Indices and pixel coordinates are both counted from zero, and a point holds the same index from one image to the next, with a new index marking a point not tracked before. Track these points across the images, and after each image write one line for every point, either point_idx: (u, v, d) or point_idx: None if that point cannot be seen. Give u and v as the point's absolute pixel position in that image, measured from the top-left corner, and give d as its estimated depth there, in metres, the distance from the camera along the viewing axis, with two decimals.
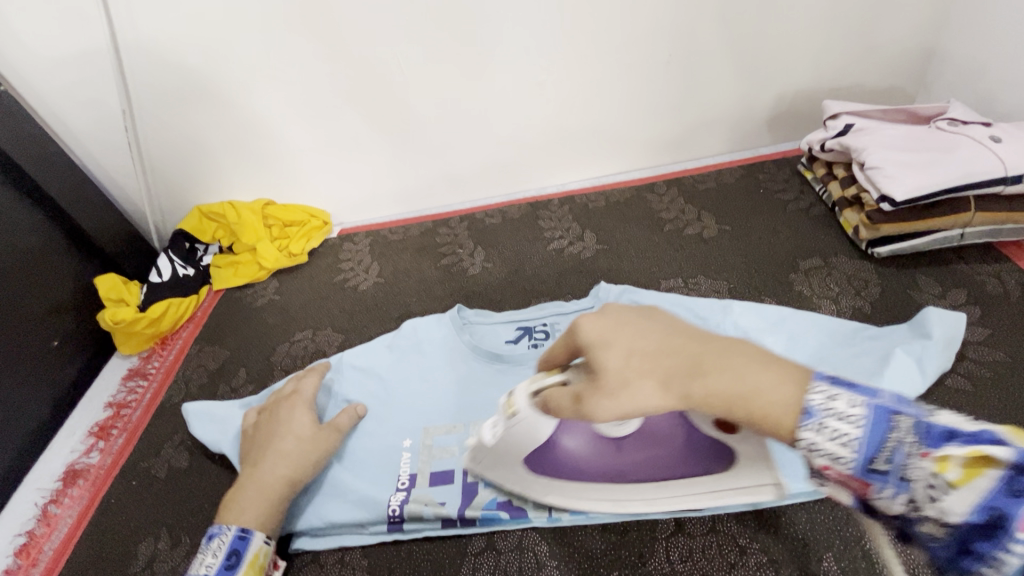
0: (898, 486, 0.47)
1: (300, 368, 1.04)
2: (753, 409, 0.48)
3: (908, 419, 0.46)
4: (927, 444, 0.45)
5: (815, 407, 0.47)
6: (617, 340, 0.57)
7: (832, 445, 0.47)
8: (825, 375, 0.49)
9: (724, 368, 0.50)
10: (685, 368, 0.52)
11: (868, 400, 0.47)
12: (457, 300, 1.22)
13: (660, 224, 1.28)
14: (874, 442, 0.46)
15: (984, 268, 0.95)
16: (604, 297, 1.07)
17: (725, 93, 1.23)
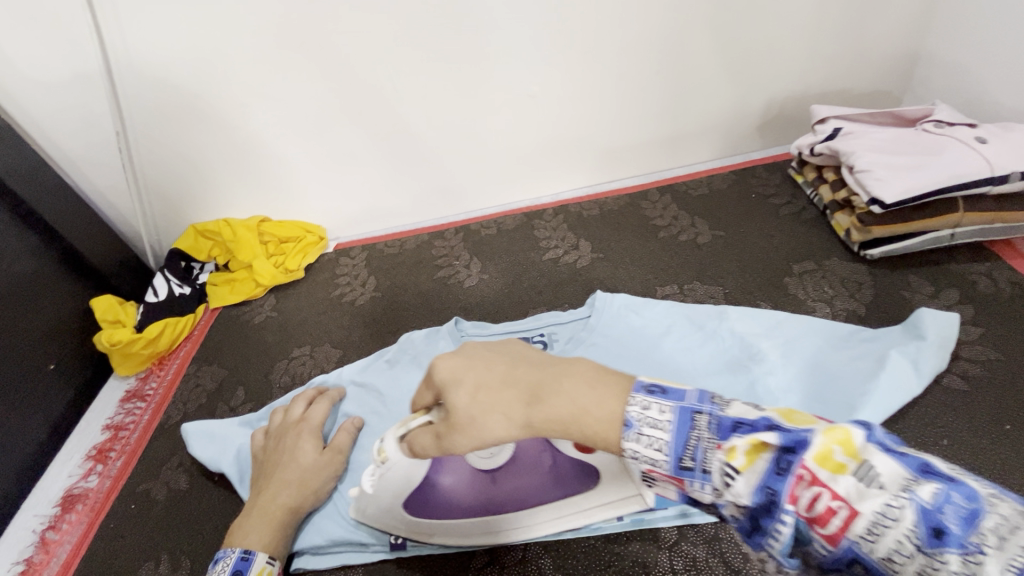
0: (701, 479, 0.37)
1: (171, 406, 0.90)
2: (589, 436, 0.40)
3: (699, 416, 0.38)
4: (715, 436, 0.36)
5: (632, 419, 0.39)
6: (466, 377, 0.46)
7: (638, 450, 0.39)
8: (641, 384, 0.40)
9: (559, 392, 0.42)
10: (527, 397, 0.43)
11: (667, 401, 0.39)
12: (359, 319, 0.97)
13: (616, 209, 1.05)
14: (671, 440, 0.38)
15: (946, 262, 0.79)
16: (525, 308, 0.92)
17: (673, 83, 1.00)
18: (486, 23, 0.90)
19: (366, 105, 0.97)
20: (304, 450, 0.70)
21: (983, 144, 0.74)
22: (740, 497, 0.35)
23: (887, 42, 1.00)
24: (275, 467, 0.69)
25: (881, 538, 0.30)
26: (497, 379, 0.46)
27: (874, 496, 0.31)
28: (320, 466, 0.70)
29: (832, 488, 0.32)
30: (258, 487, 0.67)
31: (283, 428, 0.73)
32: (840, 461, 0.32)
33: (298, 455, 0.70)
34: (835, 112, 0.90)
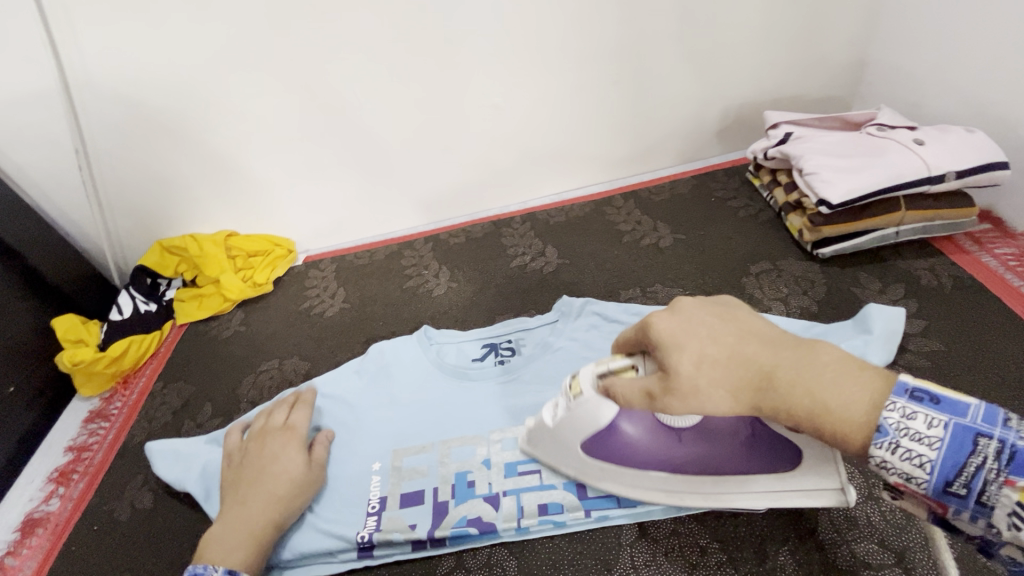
0: (969, 507, 0.36)
1: (136, 425, 0.89)
2: (815, 422, 0.41)
3: (988, 441, 0.35)
4: (1009, 470, 0.34)
5: (887, 424, 0.38)
6: (689, 342, 0.46)
7: (895, 461, 0.38)
8: (904, 388, 0.39)
9: (797, 381, 0.41)
10: (772, 376, 0.43)
11: (940, 413, 0.37)
12: (329, 330, 0.98)
13: (582, 215, 1.07)
14: (944, 461, 0.36)
15: (892, 259, 0.83)
16: (493, 315, 0.94)
17: (632, 93, 1.03)
18: (447, 37, 0.91)
19: (331, 119, 0.98)
20: (289, 459, 0.70)
21: (920, 145, 0.78)
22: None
23: (834, 50, 1.04)
24: (254, 480, 0.67)
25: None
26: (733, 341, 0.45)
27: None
28: (305, 477, 0.69)
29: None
30: (237, 499, 0.66)
31: (263, 435, 0.73)
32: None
33: (286, 465, 0.69)
34: (786, 117, 0.93)
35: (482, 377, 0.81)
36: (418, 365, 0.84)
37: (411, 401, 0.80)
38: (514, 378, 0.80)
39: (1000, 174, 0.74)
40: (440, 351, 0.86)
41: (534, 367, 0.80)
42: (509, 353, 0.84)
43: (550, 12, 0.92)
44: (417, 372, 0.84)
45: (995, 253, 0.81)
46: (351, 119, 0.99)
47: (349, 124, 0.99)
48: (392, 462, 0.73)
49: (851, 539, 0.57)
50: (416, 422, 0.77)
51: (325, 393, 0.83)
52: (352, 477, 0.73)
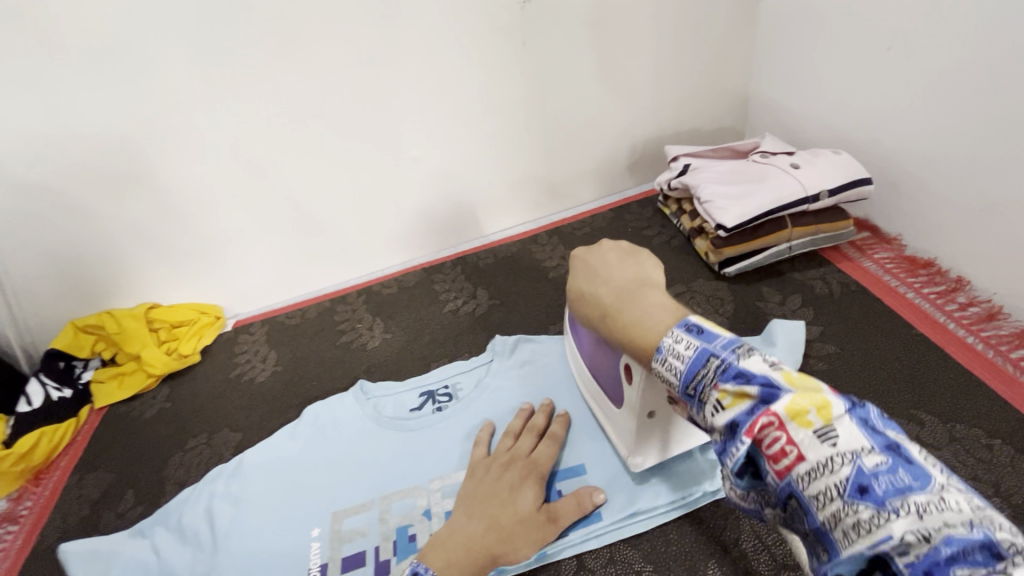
0: (695, 406, 0.43)
1: (49, 524, 0.82)
2: (630, 338, 0.50)
3: (714, 360, 0.41)
4: (717, 378, 0.40)
5: (664, 346, 0.45)
6: (586, 275, 0.61)
7: (662, 370, 0.44)
8: (686, 322, 0.45)
9: (628, 308, 0.52)
10: (613, 304, 0.54)
11: (699, 341, 0.43)
12: (261, 396, 0.95)
13: (509, 256, 1.11)
14: (686, 372, 0.42)
15: (790, 272, 0.90)
16: (428, 362, 0.94)
17: (545, 138, 1.10)
18: (361, 99, 0.96)
19: (250, 184, 0.99)
20: (525, 496, 0.62)
21: (796, 169, 0.87)
22: (718, 425, 0.40)
23: (721, 87, 1.15)
24: (480, 502, 0.61)
25: (826, 481, 0.35)
26: (606, 280, 0.58)
27: (822, 448, 0.36)
28: (532, 517, 0.61)
29: (791, 434, 0.37)
30: (463, 511, 0.61)
31: (510, 459, 0.67)
32: (809, 417, 0.37)
33: (518, 501, 0.62)
34: (683, 151, 1.01)
35: (419, 428, 0.80)
36: (353, 423, 0.83)
37: (346, 460, 0.78)
38: (450, 426, 0.80)
39: (865, 188, 0.84)
40: (376, 405, 0.85)
41: (472, 410, 0.81)
42: (447, 399, 0.84)
43: (457, 70, 0.98)
44: (352, 430, 0.82)
45: (874, 258, 0.90)
46: (273, 181, 1.00)
47: (269, 187, 1.00)
48: (331, 525, 0.71)
49: (771, 543, 0.60)
50: (354, 482, 0.75)
51: (258, 464, 0.80)
52: (289, 548, 0.70)
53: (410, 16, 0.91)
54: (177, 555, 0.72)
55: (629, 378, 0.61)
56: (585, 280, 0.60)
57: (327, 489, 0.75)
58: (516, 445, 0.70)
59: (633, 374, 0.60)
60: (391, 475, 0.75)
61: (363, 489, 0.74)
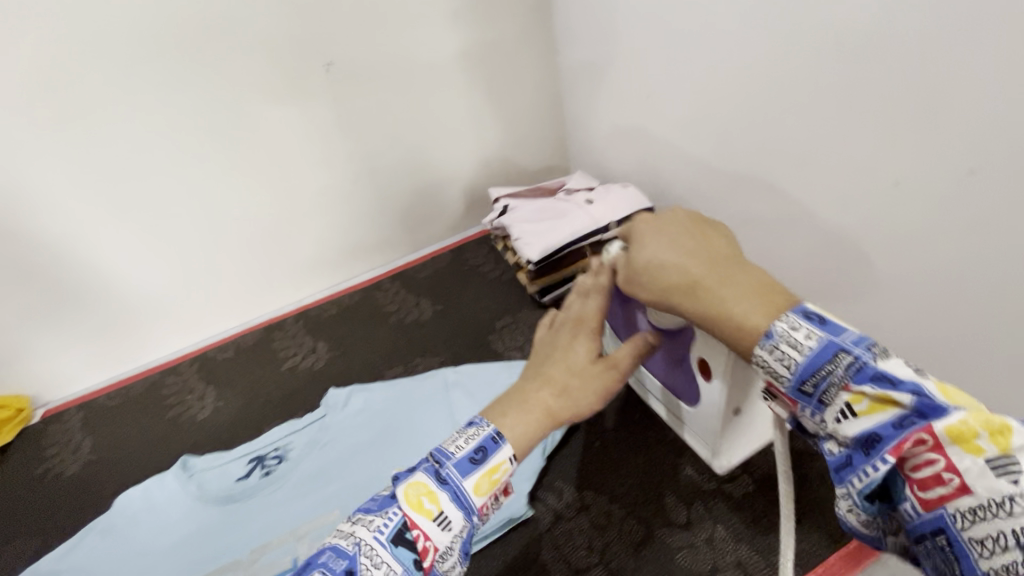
0: (813, 407, 0.41)
1: None
2: (726, 316, 0.45)
3: (844, 356, 0.39)
4: (849, 377, 0.38)
5: (775, 330, 0.42)
6: (657, 240, 0.53)
7: (768, 360, 0.42)
8: (802, 309, 0.42)
9: (721, 287, 0.47)
10: (704, 276, 0.48)
11: (822, 331, 0.40)
12: (68, 491, 0.86)
13: (353, 304, 1.12)
14: (805, 365, 0.40)
15: None
16: (261, 426, 0.91)
17: (375, 188, 1.13)
18: (166, 163, 0.94)
19: (47, 262, 0.94)
20: (579, 347, 0.56)
21: (590, 205, 0.97)
22: (846, 435, 0.38)
23: (543, 129, 1.27)
24: (537, 364, 0.56)
25: (980, 518, 0.33)
26: (687, 245, 0.51)
27: (999, 485, 0.33)
28: (583, 372, 0.54)
29: (952, 460, 0.34)
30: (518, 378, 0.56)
31: (559, 321, 0.59)
32: (978, 442, 0.34)
33: (573, 352, 0.55)
34: (504, 193, 1.10)
35: (246, 499, 0.77)
36: (170, 504, 0.78)
37: (158, 549, 0.73)
38: (279, 492, 0.77)
39: None
40: (201, 482, 0.80)
41: (301, 470, 0.80)
42: (277, 462, 0.81)
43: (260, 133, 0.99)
44: (169, 514, 0.77)
45: None
46: (71, 256, 0.95)
47: (72, 262, 0.95)
48: None
49: (567, 550, 0.64)
50: (165, 568, 0.71)
51: (56, 568, 0.73)
52: None
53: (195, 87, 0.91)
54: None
55: (707, 377, 0.60)
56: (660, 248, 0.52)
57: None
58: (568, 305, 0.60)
59: (715, 372, 0.58)
60: (208, 557, 0.72)
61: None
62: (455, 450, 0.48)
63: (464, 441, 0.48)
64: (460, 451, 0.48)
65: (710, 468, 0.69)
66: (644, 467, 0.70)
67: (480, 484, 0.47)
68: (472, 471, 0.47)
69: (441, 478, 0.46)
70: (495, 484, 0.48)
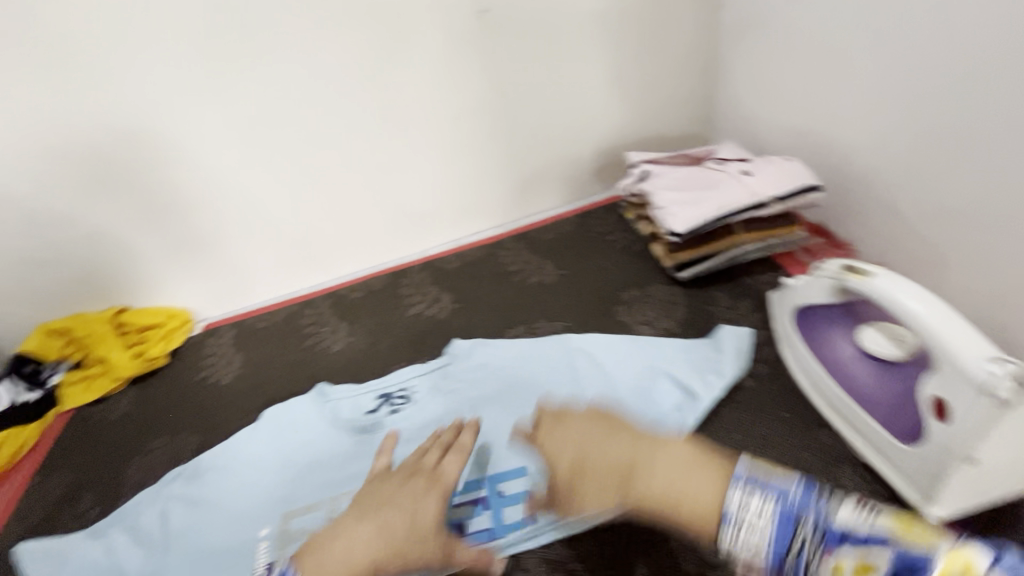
0: None
1: (10, 523, 0.84)
2: (682, 510, 0.50)
3: (803, 524, 0.44)
4: (820, 543, 0.43)
5: (729, 510, 0.47)
6: (588, 442, 0.59)
7: (733, 540, 0.47)
8: (739, 472, 0.49)
9: (653, 475, 0.53)
10: (630, 464, 0.54)
11: (773, 502, 0.46)
12: (222, 399, 0.96)
13: (475, 260, 1.13)
14: (772, 541, 0.45)
15: (744, 276, 0.91)
16: (388, 365, 0.95)
17: (509, 143, 1.12)
18: (323, 106, 0.99)
19: (217, 190, 1.02)
20: (426, 507, 0.60)
21: (747, 177, 0.88)
22: None
23: (693, 92, 1.18)
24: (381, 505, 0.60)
25: None
26: (608, 441, 0.58)
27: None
28: (410, 532, 0.57)
29: None
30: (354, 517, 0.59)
31: (412, 472, 0.64)
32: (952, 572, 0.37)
33: (420, 513, 0.59)
34: (643, 157, 1.03)
35: (373, 431, 0.81)
36: (307, 425, 0.84)
37: (297, 462, 0.80)
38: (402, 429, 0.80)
39: (812, 195, 0.86)
40: (335, 408, 0.86)
41: (425, 414, 0.82)
42: (402, 402, 0.85)
43: (412, 77, 1.00)
44: (308, 433, 0.83)
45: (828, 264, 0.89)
46: (238, 186, 1.03)
47: (238, 194, 1.04)
48: (280, 525, 0.72)
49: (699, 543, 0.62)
50: (303, 482, 0.77)
51: (215, 464, 0.81)
52: (237, 547, 0.71)
53: (363, 27, 0.94)
54: (129, 552, 0.73)
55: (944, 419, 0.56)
56: (590, 443, 0.59)
57: (276, 489, 0.77)
58: (429, 457, 0.66)
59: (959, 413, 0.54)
60: (340, 477, 0.76)
61: (312, 491, 0.76)
62: None
63: None
64: None
65: (873, 485, 0.62)
66: (790, 470, 0.64)
67: None
68: None
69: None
70: None
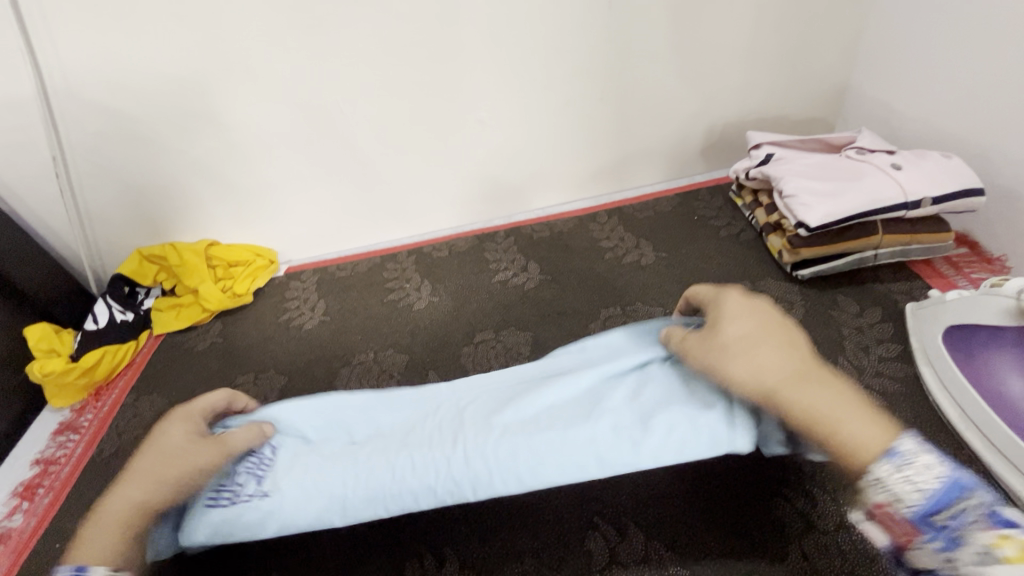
0: (941, 541, 0.43)
1: (106, 439, 0.87)
2: (840, 433, 0.47)
3: (970, 497, 0.42)
4: (988, 518, 0.41)
5: (901, 450, 0.44)
6: (767, 336, 0.52)
7: (893, 480, 0.44)
8: (910, 434, 0.45)
9: (821, 381, 0.49)
10: (795, 381, 0.49)
11: (948, 468, 0.43)
12: (308, 343, 0.96)
13: (566, 231, 1.08)
14: (933, 496, 0.43)
15: (872, 282, 0.83)
16: (473, 329, 0.92)
17: (618, 111, 1.06)
18: (434, 53, 0.93)
19: (317, 133, 1.00)
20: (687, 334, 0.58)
21: (897, 171, 0.78)
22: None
23: (822, 72, 1.09)
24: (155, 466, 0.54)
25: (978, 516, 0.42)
26: (783, 346, 0.51)
27: None
28: (185, 453, 0.55)
29: None
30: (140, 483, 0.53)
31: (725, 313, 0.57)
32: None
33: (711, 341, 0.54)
34: (767, 138, 0.93)
35: (433, 415, 0.63)
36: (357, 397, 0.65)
37: (337, 438, 0.61)
38: (465, 426, 0.59)
39: (977, 201, 0.75)
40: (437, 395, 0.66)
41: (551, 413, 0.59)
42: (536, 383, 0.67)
43: (530, 27, 0.93)
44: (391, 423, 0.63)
45: (971, 277, 0.81)
46: (338, 131, 1.00)
47: (338, 137, 1.01)
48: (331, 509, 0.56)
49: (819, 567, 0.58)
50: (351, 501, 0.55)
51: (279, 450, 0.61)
52: None
53: None
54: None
55: None
56: (772, 337, 0.52)
57: (295, 487, 0.56)
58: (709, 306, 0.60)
59: None
60: (377, 488, 0.55)
61: (332, 519, 0.55)
62: None
63: None
64: None
65: None
66: None
67: None
68: None
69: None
70: None
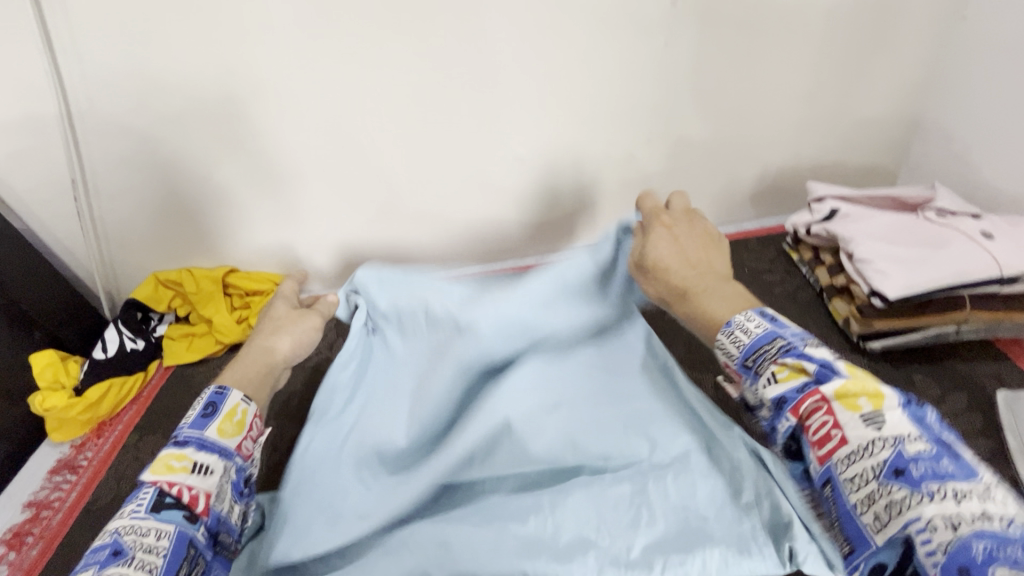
0: (751, 378, 0.48)
1: (103, 484, 0.81)
2: (707, 320, 0.55)
3: (779, 340, 0.47)
4: (779, 354, 0.46)
5: (734, 321, 0.51)
6: (699, 256, 0.61)
7: (725, 342, 0.50)
8: (762, 311, 0.51)
9: (721, 289, 0.56)
10: (694, 286, 0.58)
11: (768, 324, 0.49)
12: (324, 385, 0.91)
13: None
14: (749, 346, 0.48)
15: (953, 361, 0.74)
16: None
17: (664, 152, 1.00)
18: (474, 86, 0.88)
19: (348, 164, 0.95)
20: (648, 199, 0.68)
21: (988, 239, 0.70)
22: (767, 398, 0.46)
23: (887, 118, 1.01)
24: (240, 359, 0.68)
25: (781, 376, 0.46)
26: (697, 260, 0.60)
27: (869, 432, 0.40)
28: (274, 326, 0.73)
29: (836, 417, 0.42)
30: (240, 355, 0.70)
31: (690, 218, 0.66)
32: (858, 402, 0.42)
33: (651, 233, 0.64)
34: (832, 191, 0.85)
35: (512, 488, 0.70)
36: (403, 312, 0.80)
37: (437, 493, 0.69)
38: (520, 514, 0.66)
39: None
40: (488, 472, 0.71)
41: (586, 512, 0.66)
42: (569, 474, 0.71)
43: (576, 62, 0.88)
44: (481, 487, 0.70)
45: None
46: (369, 161, 0.95)
47: (367, 168, 0.96)
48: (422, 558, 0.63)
49: None
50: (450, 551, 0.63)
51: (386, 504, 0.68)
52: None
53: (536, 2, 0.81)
54: None
55: None
56: (702, 255, 0.61)
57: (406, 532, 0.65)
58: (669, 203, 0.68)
59: None
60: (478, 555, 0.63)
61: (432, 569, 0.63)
62: (184, 420, 0.56)
63: (191, 408, 0.57)
64: (190, 415, 0.56)
65: None
66: None
67: (224, 427, 0.56)
68: (210, 421, 0.56)
69: (179, 442, 0.54)
70: (241, 423, 0.57)
